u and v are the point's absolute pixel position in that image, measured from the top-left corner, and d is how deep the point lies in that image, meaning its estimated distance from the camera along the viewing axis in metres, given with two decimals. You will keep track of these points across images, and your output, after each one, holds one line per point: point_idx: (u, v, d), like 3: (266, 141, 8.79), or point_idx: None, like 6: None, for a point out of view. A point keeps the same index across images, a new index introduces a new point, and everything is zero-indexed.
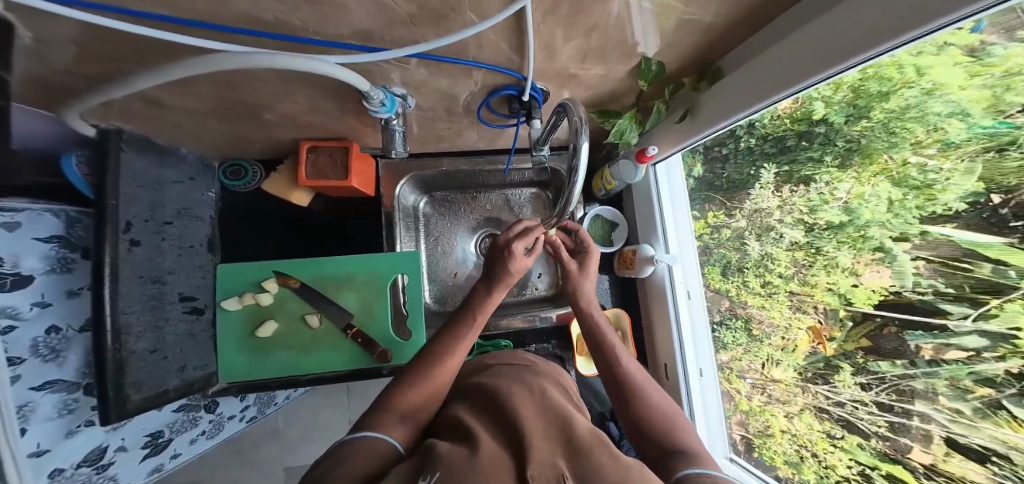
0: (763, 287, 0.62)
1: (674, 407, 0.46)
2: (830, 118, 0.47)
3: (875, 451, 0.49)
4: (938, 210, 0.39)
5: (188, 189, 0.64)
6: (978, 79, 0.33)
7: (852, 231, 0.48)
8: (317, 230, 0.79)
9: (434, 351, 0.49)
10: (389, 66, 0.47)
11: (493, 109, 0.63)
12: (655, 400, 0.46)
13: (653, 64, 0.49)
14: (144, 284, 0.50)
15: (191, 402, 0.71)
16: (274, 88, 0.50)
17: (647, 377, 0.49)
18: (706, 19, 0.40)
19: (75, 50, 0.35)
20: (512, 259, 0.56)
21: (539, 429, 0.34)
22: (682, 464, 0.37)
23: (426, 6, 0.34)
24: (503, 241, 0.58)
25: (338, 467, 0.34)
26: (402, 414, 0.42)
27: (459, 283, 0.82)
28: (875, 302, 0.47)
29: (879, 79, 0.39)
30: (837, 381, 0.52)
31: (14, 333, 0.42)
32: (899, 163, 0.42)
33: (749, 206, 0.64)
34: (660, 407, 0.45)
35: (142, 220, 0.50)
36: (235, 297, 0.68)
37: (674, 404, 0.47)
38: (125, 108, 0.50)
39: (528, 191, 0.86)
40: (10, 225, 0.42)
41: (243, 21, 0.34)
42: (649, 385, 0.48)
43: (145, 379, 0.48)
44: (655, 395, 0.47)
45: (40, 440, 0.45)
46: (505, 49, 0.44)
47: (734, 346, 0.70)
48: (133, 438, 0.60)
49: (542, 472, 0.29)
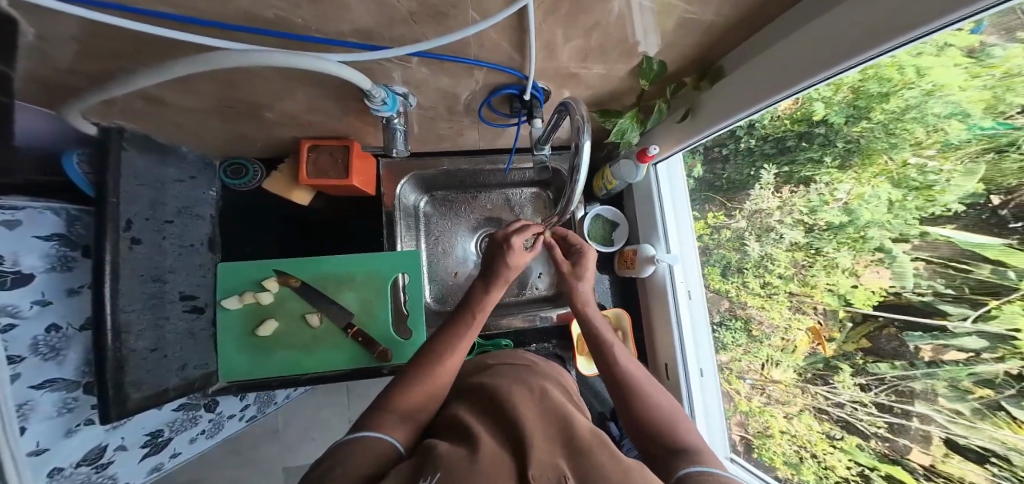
0: (763, 287, 0.63)
1: (675, 406, 0.46)
2: (830, 119, 0.47)
3: (873, 451, 0.49)
4: (937, 211, 0.39)
5: (189, 188, 0.64)
6: (977, 80, 0.34)
7: (851, 232, 0.48)
8: (317, 229, 0.79)
9: (434, 351, 0.49)
10: (390, 65, 0.47)
11: (493, 108, 0.63)
12: (656, 399, 0.46)
13: (654, 63, 0.49)
14: (144, 283, 0.50)
15: (192, 402, 0.70)
16: (275, 87, 0.50)
17: (647, 377, 0.50)
18: (707, 18, 0.40)
19: (78, 48, 0.35)
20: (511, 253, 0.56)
21: (540, 429, 0.34)
22: (683, 463, 0.37)
23: (427, 4, 0.34)
24: (502, 234, 0.58)
25: (338, 468, 0.34)
26: (402, 414, 0.42)
27: (459, 282, 0.82)
28: (874, 303, 0.47)
29: (879, 80, 0.40)
30: (836, 382, 0.52)
31: (14, 332, 0.42)
32: (899, 164, 0.42)
33: (749, 206, 0.64)
34: (661, 406, 0.45)
35: (143, 218, 0.50)
36: (235, 296, 0.67)
37: (675, 403, 0.47)
38: (127, 106, 0.50)
39: (529, 191, 0.86)
40: (11, 224, 0.42)
41: (244, 18, 0.34)
42: (650, 384, 0.48)
43: (144, 377, 0.48)
44: (655, 393, 0.47)
45: (39, 438, 0.45)
46: (506, 48, 0.44)
47: (734, 346, 0.70)
48: (133, 437, 0.60)
49: (542, 472, 0.29)
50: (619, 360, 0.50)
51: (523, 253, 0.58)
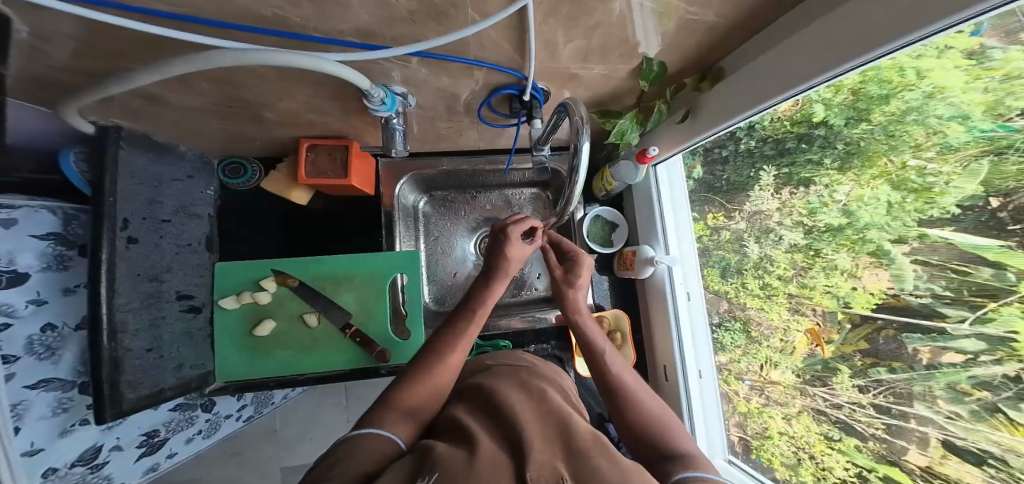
0: (762, 289, 0.63)
1: (665, 408, 0.46)
2: (830, 121, 0.47)
3: (870, 453, 0.49)
4: (936, 214, 0.39)
5: (186, 187, 0.64)
6: (978, 82, 0.34)
7: (851, 234, 0.48)
8: (316, 229, 0.79)
9: (434, 349, 0.49)
10: (389, 64, 0.47)
11: (493, 109, 0.63)
12: (646, 402, 0.46)
13: (655, 65, 0.49)
14: (141, 282, 0.49)
15: (188, 401, 0.70)
16: (274, 86, 0.50)
17: (638, 381, 0.49)
18: (708, 20, 0.40)
19: (75, 46, 0.35)
20: (505, 240, 0.58)
21: (538, 431, 0.34)
22: (679, 468, 0.37)
23: (427, 4, 0.34)
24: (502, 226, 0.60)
25: (337, 466, 0.34)
26: (403, 412, 0.42)
27: (458, 282, 0.82)
28: (873, 305, 0.47)
29: (878, 82, 0.40)
30: (835, 383, 0.52)
31: (10, 330, 0.42)
32: (898, 166, 0.42)
33: (748, 208, 0.64)
34: (652, 410, 0.45)
35: (139, 217, 0.49)
36: (232, 296, 0.67)
37: (666, 406, 0.47)
38: (125, 105, 0.49)
39: (529, 191, 0.86)
40: (7, 222, 0.42)
41: (243, 17, 0.34)
42: (642, 389, 0.47)
43: (141, 377, 0.48)
44: (644, 396, 0.46)
45: (33, 439, 0.45)
46: (506, 48, 0.44)
47: (732, 348, 0.69)
48: (128, 437, 0.59)
49: (540, 473, 0.29)
50: (611, 367, 0.49)
51: (520, 243, 0.60)
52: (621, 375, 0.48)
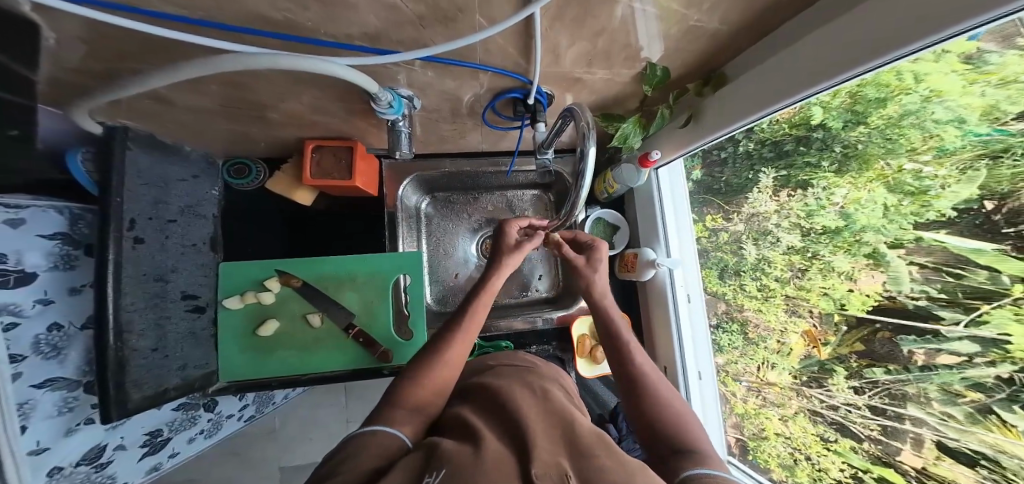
0: (759, 290, 0.63)
1: (682, 405, 0.46)
2: (828, 124, 0.48)
3: (866, 454, 0.50)
4: (931, 217, 0.41)
5: (193, 187, 0.64)
6: (975, 87, 0.35)
7: (846, 237, 0.49)
8: (319, 229, 0.79)
9: (435, 345, 0.50)
10: (396, 68, 0.47)
11: (497, 111, 0.64)
12: (663, 398, 0.46)
13: (659, 69, 0.50)
14: (147, 282, 0.49)
15: (191, 401, 0.70)
16: (282, 88, 0.50)
17: (658, 376, 0.49)
18: (712, 25, 0.41)
19: (86, 50, 0.36)
20: (506, 233, 0.61)
21: (543, 430, 0.35)
22: (688, 464, 0.37)
23: (436, 8, 0.35)
24: (506, 220, 0.63)
25: (348, 461, 0.34)
26: (410, 409, 0.43)
27: (460, 283, 0.83)
28: (869, 307, 0.48)
29: (876, 86, 0.40)
30: (831, 385, 0.53)
31: (18, 330, 0.42)
32: (895, 170, 0.44)
33: (746, 210, 0.65)
34: (670, 406, 0.45)
35: (145, 217, 0.50)
36: (236, 296, 0.67)
37: (685, 405, 0.46)
38: (132, 106, 0.50)
39: (529, 193, 0.87)
40: (15, 222, 0.42)
41: (253, 20, 0.35)
42: (659, 382, 0.48)
43: (145, 377, 0.48)
44: (660, 390, 0.47)
45: (39, 437, 0.45)
46: (512, 52, 0.45)
47: (729, 349, 0.70)
48: (133, 436, 0.60)
49: (545, 472, 0.29)
50: (629, 358, 0.50)
51: (517, 235, 0.63)
52: (639, 367, 0.49)
